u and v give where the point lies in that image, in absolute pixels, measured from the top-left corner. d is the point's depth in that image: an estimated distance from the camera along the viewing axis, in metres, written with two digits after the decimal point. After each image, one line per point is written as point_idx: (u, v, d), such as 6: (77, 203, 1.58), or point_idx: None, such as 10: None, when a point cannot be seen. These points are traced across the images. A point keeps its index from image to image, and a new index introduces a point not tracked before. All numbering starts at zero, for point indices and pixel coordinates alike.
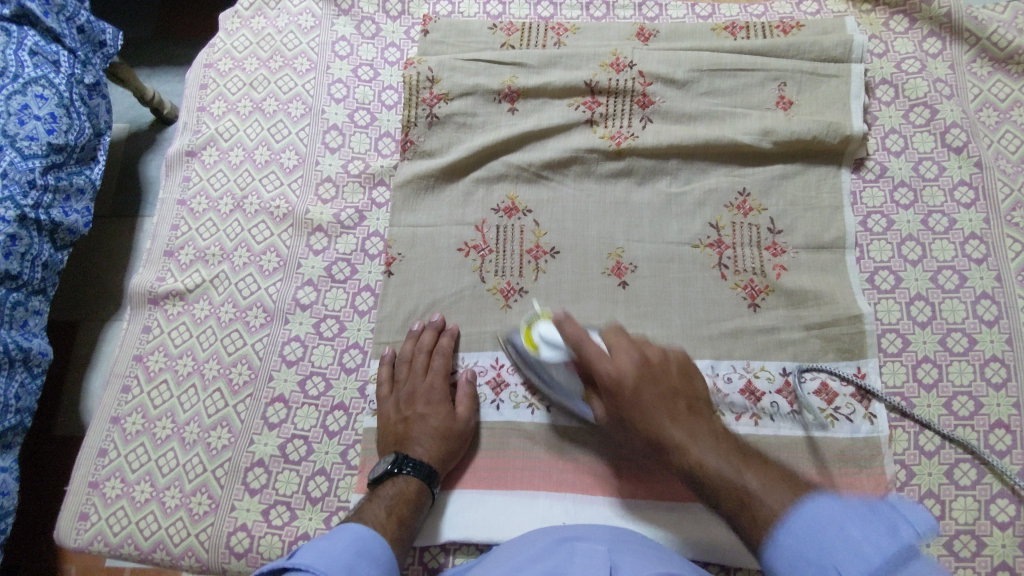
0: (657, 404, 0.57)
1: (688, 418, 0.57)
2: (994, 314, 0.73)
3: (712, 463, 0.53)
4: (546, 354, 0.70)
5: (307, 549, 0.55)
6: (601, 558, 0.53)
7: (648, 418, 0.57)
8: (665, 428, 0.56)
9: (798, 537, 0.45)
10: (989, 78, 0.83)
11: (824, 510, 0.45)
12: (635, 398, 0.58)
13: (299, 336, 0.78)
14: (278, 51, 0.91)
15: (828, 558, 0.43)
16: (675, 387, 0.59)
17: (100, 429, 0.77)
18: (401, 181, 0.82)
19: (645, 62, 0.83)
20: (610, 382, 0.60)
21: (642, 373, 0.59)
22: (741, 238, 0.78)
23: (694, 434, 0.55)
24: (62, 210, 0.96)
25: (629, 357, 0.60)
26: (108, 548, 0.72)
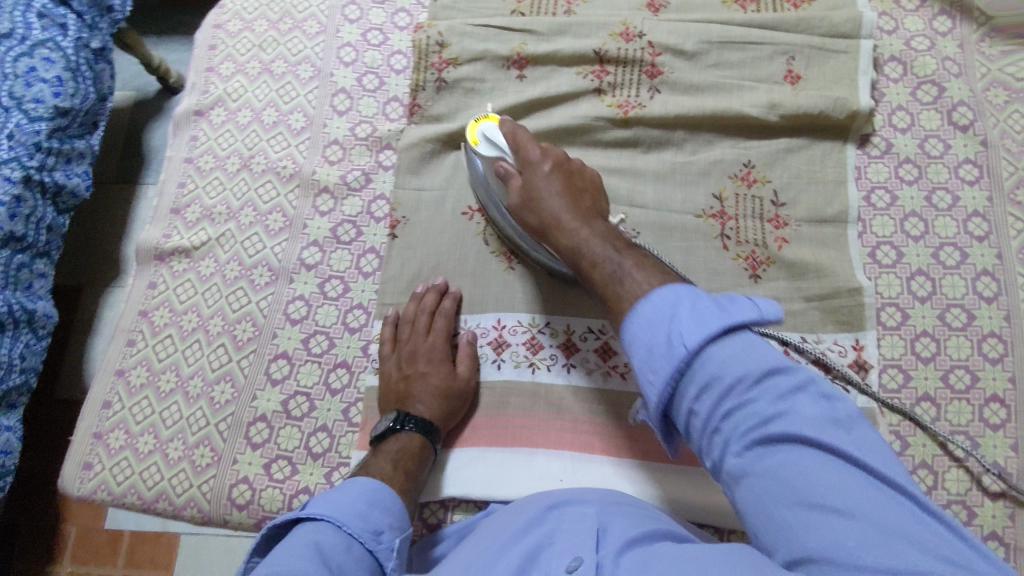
0: (563, 193, 0.65)
1: (585, 210, 0.65)
2: (993, 291, 0.74)
3: (594, 245, 0.61)
4: (483, 150, 0.71)
5: (319, 498, 0.56)
6: (589, 520, 0.54)
7: (552, 202, 0.65)
8: (563, 212, 0.64)
9: (650, 313, 0.51)
10: (997, 57, 0.83)
11: (677, 295, 0.51)
12: (546, 181, 0.66)
13: (303, 295, 0.79)
14: (288, 14, 0.91)
15: (672, 329, 0.49)
16: (583, 188, 0.67)
17: (105, 382, 0.78)
18: (407, 143, 0.82)
19: (655, 33, 0.84)
20: (529, 165, 0.68)
21: (559, 166, 0.67)
22: (744, 209, 0.78)
23: (586, 221, 0.64)
24: (65, 174, 0.96)
25: (555, 154, 0.68)
26: (111, 498, 0.73)
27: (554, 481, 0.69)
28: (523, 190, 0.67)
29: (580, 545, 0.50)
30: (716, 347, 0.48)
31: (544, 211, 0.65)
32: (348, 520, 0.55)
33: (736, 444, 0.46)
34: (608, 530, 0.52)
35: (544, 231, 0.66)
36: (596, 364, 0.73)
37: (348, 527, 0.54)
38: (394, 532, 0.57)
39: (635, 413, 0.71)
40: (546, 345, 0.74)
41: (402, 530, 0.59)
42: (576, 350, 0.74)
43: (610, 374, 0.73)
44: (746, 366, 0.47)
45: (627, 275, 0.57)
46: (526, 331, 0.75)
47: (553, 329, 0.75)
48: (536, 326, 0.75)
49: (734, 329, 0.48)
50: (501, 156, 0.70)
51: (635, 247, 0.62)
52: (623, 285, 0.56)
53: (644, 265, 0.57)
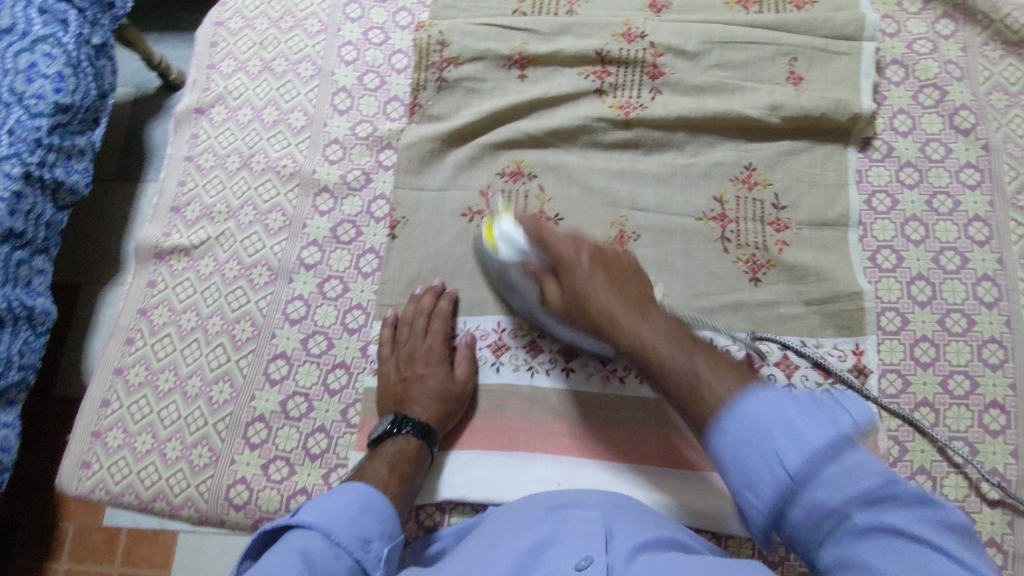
0: (608, 287, 0.61)
1: (637, 304, 0.60)
2: (994, 296, 0.74)
3: (660, 346, 0.55)
4: (506, 251, 0.69)
5: (310, 505, 0.56)
6: (596, 523, 0.54)
7: (599, 301, 0.61)
8: (615, 311, 0.60)
9: (741, 425, 0.45)
10: (999, 61, 0.83)
11: (765, 400, 0.45)
12: (586, 279, 0.62)
13: (303, 295, 0.79)
14: (289, 12, 0.91)
15: (771, 445, 0.43)
16: (628, 277, 0.63)
17: (103, 381, 0.78)
18: (407, 143, 0.82)
19: (657, 33, 0.83)
20: (568, 263, 0.63)
21: (598, 259, 0.63)
22: (745, 212, 0.78)
23: (643, 318, 0.58)
24: (65, 170, 0.96)
25: (590, 245, 0.64)
26: (109, 497, 0.73)
27: (552, 486, 0.69)
28: (569, 296, 0.64)
29: (590, 544, 0.50)
30: (813, 445, 0.42)
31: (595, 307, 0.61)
32: (338, 529, 0.55)
33: (833, 545, 0.39)
34: (616, 535, 0.53)
35: (598, 328, 0.61)
36: (595, 369, 0.73)
37: (337, 535, 0.54)
38: (384, 540, 0.57)
39: (633, 417, 0.71)
40: (546, 349, 0.74)
41: (393, 538, 0.59)
42: (575, 354, 0.74)
43: (609, 378, 0.73)
44: (844, 464, 0.41)
45: (704, 379, 0.50)
46: (525, 334, 0.75)
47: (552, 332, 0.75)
48: (536, 330, 0.75)
49: (838, 441, 0.41)
50: (523, 252, 0.69)
51: (700, 339, 0.56)
52: (702, 394, 0.49)
53: (720, 365, 0.51)
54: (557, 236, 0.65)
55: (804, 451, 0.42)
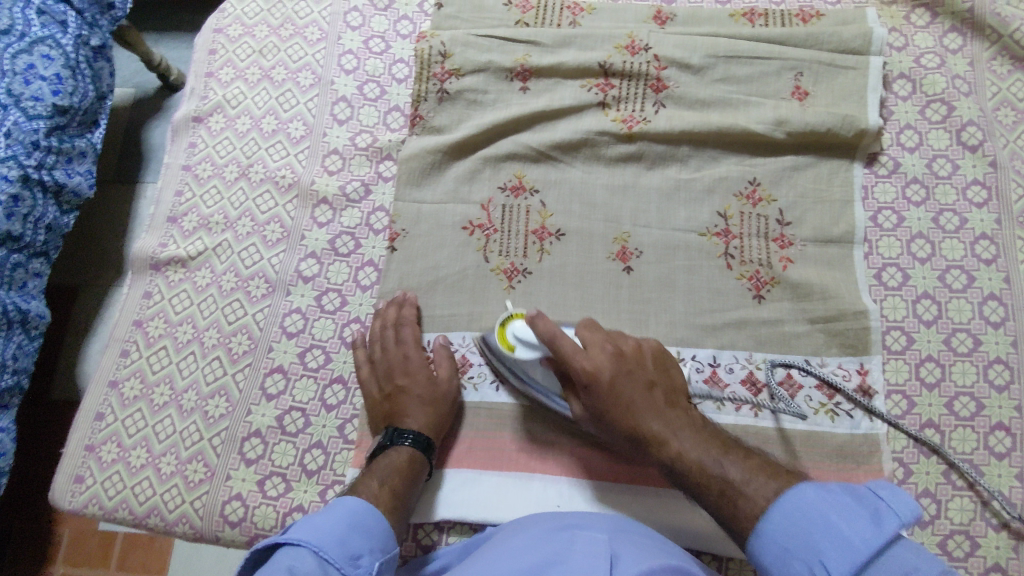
0: (633, 399, 0.61)
1: (667, 410, 0.60)
2: (1000, 316, 0.73)
3: (694, 458, 0.56)
4: (522, 355, 0.68)
5: (299, 524, 0.55)
6: (602, 545, 0.53)
7: (626, 417, 0.60)
8: (646, 426, 0.59)
9: (785, 529, 0.48)
10: (1008, 76, 0.82)
11: (811, 504, 0.48)
12: (608, 391, 0.61)
13: (300, 308, 0.78)
14: (289, 19, 0.90)
15: (814, 551, 0.46)
16: (651, 379, 0.62)
17: (98, 393, 0.77)
18: (407, 155, 0.81)
19: (661, 46, 0.82)
20: (588, 378, 0.61)
21: (618, 369, 0.62)
22: (749, 229, 0.77)
23: (669, 426, 0.59)
24: (66, 172, 0.95)
25: (606, 353, 0.63)
26: (102, 512, 0.72)
27: (551, 507, 0.68)
28: (591, 409, 0.63)
29: (598, 563, 0.50)
30: (849, 544, 0.45)
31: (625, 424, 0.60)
32: (327, 546, 0.54)
33: None
34: (621, 558, 0.52)
35: (629, 442, 0.61)
36: None
37: (326, 552, 0.53)
38: (373, 556, 0.57)
39: None
40: None
41: (383, 553, 0.58)
42: None
43: None
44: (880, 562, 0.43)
45: (741, 487, 0.52)
46: None
47: None
48: None
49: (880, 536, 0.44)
50: (538, 351, 0.67)
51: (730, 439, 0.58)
52: (744, 511, 0.51)
53: (754, 467, 0.54)
54: (572, 345, 0.63)
55: (842, 552, 0.45)
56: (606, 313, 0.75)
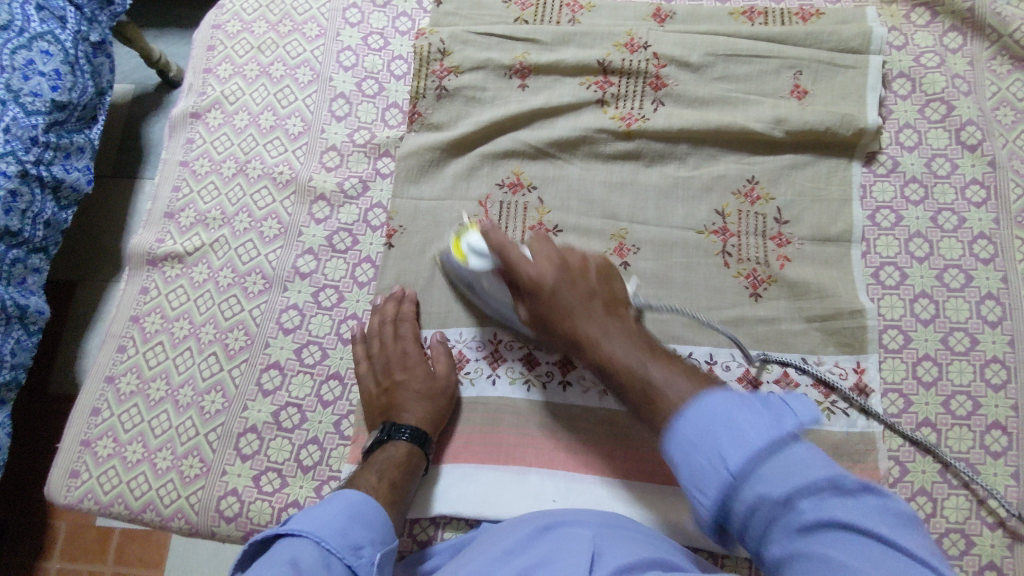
0: (573, 307, 0.64)
1: (606, 318, 0.63)
2: (998, 315, 0.73)
3: (623, 360, 0.59)
4: (475, 263, 0.69)
5: (298, 516, 0.55)
6: (584, 542, 0.53)
7: (565, 324, 0.64)
8: (583, 331, 0.63)
9: (689, 432, 0.47)
10: (1007, 76, 0.82)
11: (714, 404, 0.47)
12: (550, 297, 0.64)
13: (297, 304, 0.77)
14: (288, 15, 0.90)
15: (717, 448, 0.45)
16: (592, 288, 0.65)
17: (94, 388, 0.76)
18: (405, 152, 0.81)
19: (660, 44, 0.82)
20: (532, 286, 0.65)
21: (561, 278, 0.65)
22: (747, 226, 0.77)
23: (604, 331, 0.62)
24: (64, 168, 0.95)
25: (552, 264, 0.65)
26: (98, 507, 0.72)
27: (547, 502, 0.68)
28: (535, 316, 0.67)
29: (580, 562, 0.50)
30: (762, 453, 0.44)
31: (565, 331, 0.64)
32: (327, 537, 0.54)
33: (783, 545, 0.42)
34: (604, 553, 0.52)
35: (570, 348, 0.64)
36: (592, 382, 0.72)
37: (327, 543, 0.53)
38: (375, 547, 0.56)
39: (630, 433, 0.70)
40: (543, 362, 0.73)
41: (385, 545, 0.58)
42: (572, 368, 0.73)
43: (606, 393, 0.72)
44: (789, 469, 0.43)
45: (658, 387, 0.54)
46: (523, 347, 0.74)
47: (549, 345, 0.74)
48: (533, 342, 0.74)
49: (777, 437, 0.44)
50: (488, 262, 0.69)
51: (662, 348, 0.60)
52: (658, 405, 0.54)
53: (676, 369, 0.55)
54: (520, 254, 0.66)
55: (752, 459, 0.44)
56: None
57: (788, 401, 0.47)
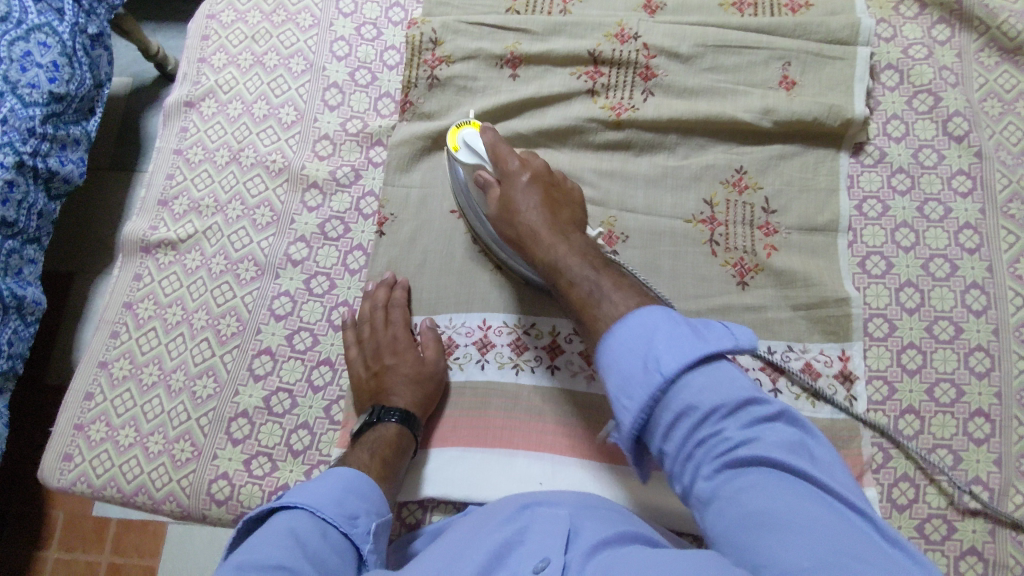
0: (541, 205, 0.66)
1: (567, 225, 0.65)
2: (982, 304, 0.74)
3: (572, 262, 0.62)
4: (465, 156, 0.73)
5: (295, 489, 0.56)
6: (562, 521, 0.55)
7: (529, 217, 0.65)
8: (544, 225, 0.64)
9: (629, 335, 0.52)
10: (995, 68, 0.83)
11: (657, 313, 0.52)
12: (523, 189, 0.67)
13: (289, 291, 0.78)
14: (281, 6, 0.91)
15: (652, 353, 0.50)
16: (564, 202, 0.67)
17: (87, 373, 0.77)
18: (397, 140, 0.82)
19: (650, 34, 0.83)
20: (511, 176, 0.68)
21: (540, 181, 0.67)
22: (734, 216, 0.78)
23: (565, 235, 0.64)
24: (59, 159, 0.96)
25: (535, 166, 0.69)
26: (91, 490, 0.73)
27: (534, 485, 0.69)
28: (502, 203, 0.68)
29: (550, 545, 0.51)
30: (694, 374, 0.50)
31: (523, 223, 0.65)
32: (323, 506, 0.55)
33: (708, 468, 0.48)
34: (581, 532, 0.53)
35: (522, 243, 0.66)
36: (580, 367, 0.73)
37: (323, 512, 0.54)
38: (371, 516, 0.57)
39: None
40: (531, 347, 0.74)
41: (380, 516, 0.58)
42: (560, 352, 0.74)
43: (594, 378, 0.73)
44: (718, 394, 0.49)
45: (600, 295, 0.58)
46: (512, 332, 0.75)
47: (538, 330, 0.75)
48: (522, 328, 0.75)
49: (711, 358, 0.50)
50: (478, 158, 0.73)
51: (613, 265, 0.62)
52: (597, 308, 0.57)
53: (619, 283, 0.59)
54: (507, 153, 0.69)
55: (685, 372, 0.50)
56: None
57: (719, 324, 0.53)
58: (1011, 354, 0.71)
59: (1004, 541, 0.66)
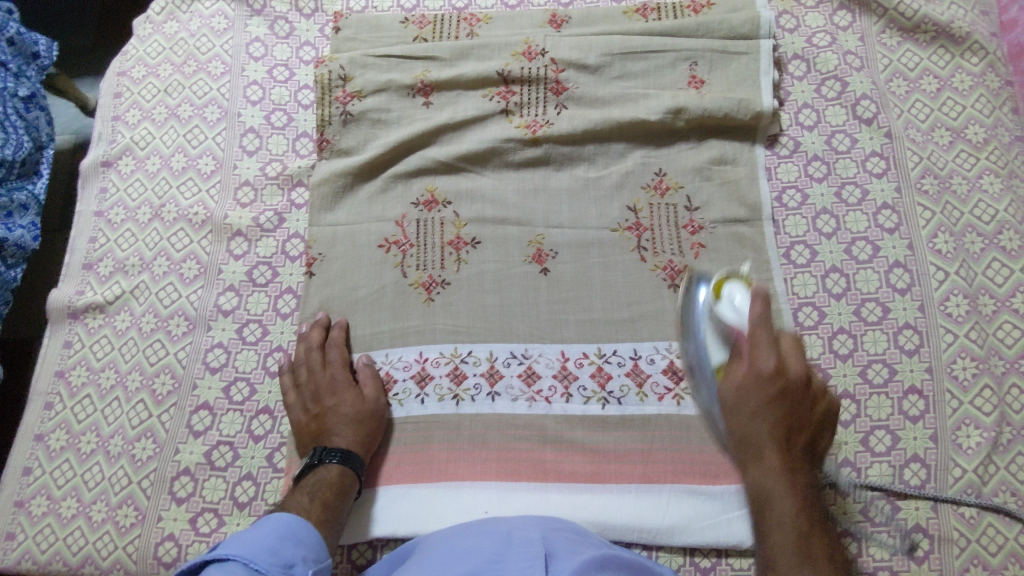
0: (771, 417, 0.54)
1: (795, 451, 0.55)
2: (906, 282, 0.74)
3: (784, 505, 0.52)
4: (724, 310, 0.63)
5: (229, 539, 0.55)
6: (537, 545, 0.56)
7: (753, 425, 0.55)
8: (767, 446, 0.54)
9: None
10: (898, 48, 0.85)
11: None
12: (769, 395, 0.55)
13: (222, 342, 0.78)
14: (191, 56, 0.90)
15: None
16: (799, 420, 0.55)
17: (24, 448, 0.76)
18: (317, 180, 0.82)
19: (557, 49, 0.84)
20: (755, 367, 0.56)
21: (783, 391, 0.55)
22: (659, 218, 0.79)
23: (785, 472, 0.53)
24: (6, 226, 0.93)
25: (795, 373, 0.56)
26: (36, 567, 0.71)
27: (480, 514, 0.69)
28: (736, 380, 0.57)
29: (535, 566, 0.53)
30: None
31: (747, 426, 0.55)
32: (259, 556, 0.54)
33: None
34: (556, 557, 0.55)
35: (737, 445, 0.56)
36: (520, 391, 0.73)
37: (260, 561, 0.54)
38: (306, 565, 0.57)
39: (560, 434, 0.72)
40: (469, 375, 0.74)
41: (315, 561, 0.59)
42: (499, 378, 0.74)
43: (534, 400, 0.73)
44: None
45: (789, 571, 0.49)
46: (449, 362, 0.75)
47: (475, 358, 0.75)
48: (458, 357, 0.75)
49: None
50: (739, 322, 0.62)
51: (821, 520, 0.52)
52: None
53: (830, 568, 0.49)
54: (769, 335, 0.57)
55: None
56: (525, 316, 0.76)
57: None
58: (938, 329, 0.72)
59: (948, 514, 0.67)
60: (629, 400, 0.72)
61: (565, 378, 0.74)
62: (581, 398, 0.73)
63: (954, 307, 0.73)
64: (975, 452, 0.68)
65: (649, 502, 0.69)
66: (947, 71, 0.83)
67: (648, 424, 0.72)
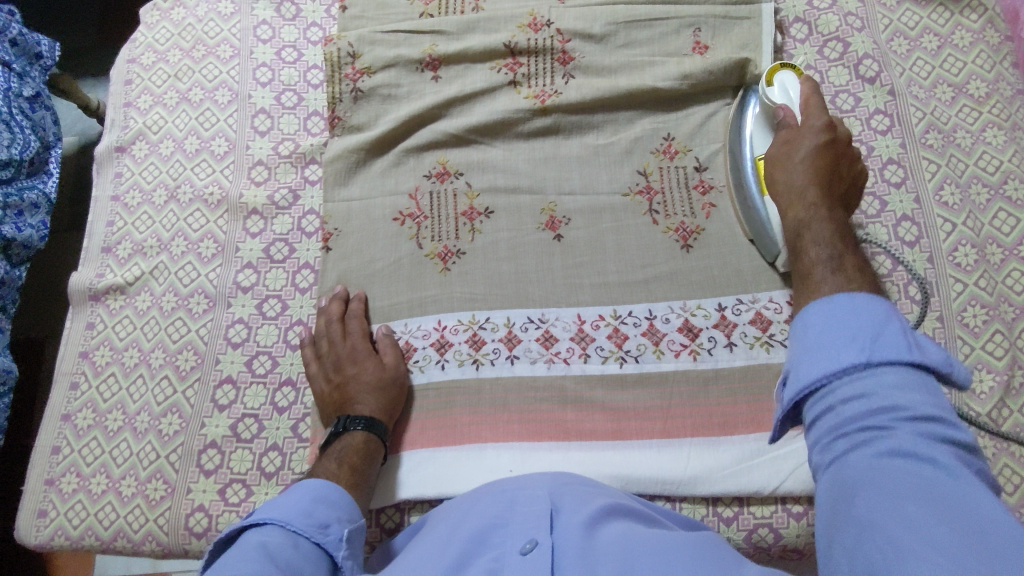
0: (815, 163, 0.64)
1: (832, 194, 0.63)
2: (914, 234, 0.76)
3: (822, 230, 0.59)
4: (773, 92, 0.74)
5: (263, 507, 0.57)
6: (542, 502, 0.57)
7: (799, 167, 0.65)
8: (808, 183, 0.63)
9: (832, 317, 0.44)
10: (898, 7, 0.86)
11: (880, 312, 0.43)
12: (817, 141, 0.65)
13: (242, 318, 0.79)
14: (200, 40, 0.91)
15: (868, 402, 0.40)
16: (839, 175, 0.65)
17: (51, 428, 0.77)
18: (331, 156, 0.82)
19: (562, 20, 0.85)
20: (806, 129, 0.67)
21: (828, 147, 0.65)
22: (669, 181, 0.80)
23: (825, 203, 0.62)
24: (15, 225, 0.94)
25: (840, 132, 0.67)
26: (69, 542, 0.72)
27: (504, 473, 0.70)
28: (786, 141, 0.68)
29: (536, 526, 0.53)
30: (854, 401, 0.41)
31: (790, 172, 0.65)
32: (293, 519, 0.55)
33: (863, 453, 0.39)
34: (561, 511, 0.56)
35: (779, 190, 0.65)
36: (538, 353, 0.75)
37: (293, 525, 0.55)
38: (341, 523, 0.58)
39: (579, 394, 0.73)
40: (488, 340, 0.75)
41: (351, 521, 0.60)
42: (517, 342, 0.75)
43: (553, 361, 0.74)
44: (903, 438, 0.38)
45: (820, 273, 0.53)
46: (468, 329, 0.76)
47: (493, 324, 0.76)
48: (477, 323, 0.76)
49: (922, 367, 0.42)
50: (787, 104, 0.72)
51: (855, 240, 0.58)
52: (815, 277, 0.53)
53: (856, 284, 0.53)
54: (820, 108, 0.68)
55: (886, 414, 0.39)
56: (541, 282, 0.77)
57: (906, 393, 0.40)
58: (947, 278, 0.74)
59: None
60: (646, 358, 0.74)
61: (583, 340, 0.75)
62: (599, 358, 0.74)
63: (963, 257, 0.74)
64: (988, 397, 0.70)
65: (669, 456, 0.70)
66: (947, 29, 0.84)
67: (667, 382, 0.73)
